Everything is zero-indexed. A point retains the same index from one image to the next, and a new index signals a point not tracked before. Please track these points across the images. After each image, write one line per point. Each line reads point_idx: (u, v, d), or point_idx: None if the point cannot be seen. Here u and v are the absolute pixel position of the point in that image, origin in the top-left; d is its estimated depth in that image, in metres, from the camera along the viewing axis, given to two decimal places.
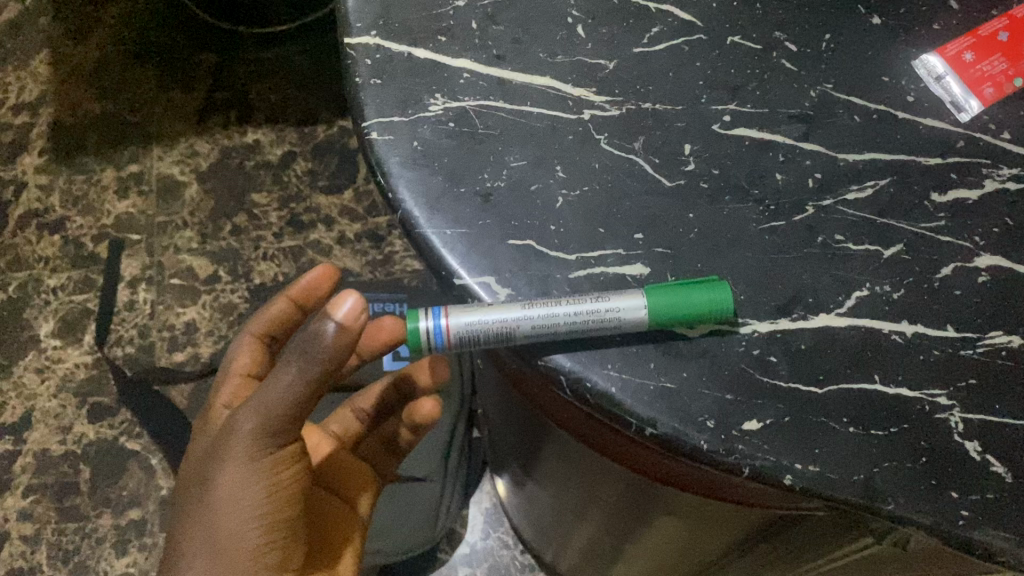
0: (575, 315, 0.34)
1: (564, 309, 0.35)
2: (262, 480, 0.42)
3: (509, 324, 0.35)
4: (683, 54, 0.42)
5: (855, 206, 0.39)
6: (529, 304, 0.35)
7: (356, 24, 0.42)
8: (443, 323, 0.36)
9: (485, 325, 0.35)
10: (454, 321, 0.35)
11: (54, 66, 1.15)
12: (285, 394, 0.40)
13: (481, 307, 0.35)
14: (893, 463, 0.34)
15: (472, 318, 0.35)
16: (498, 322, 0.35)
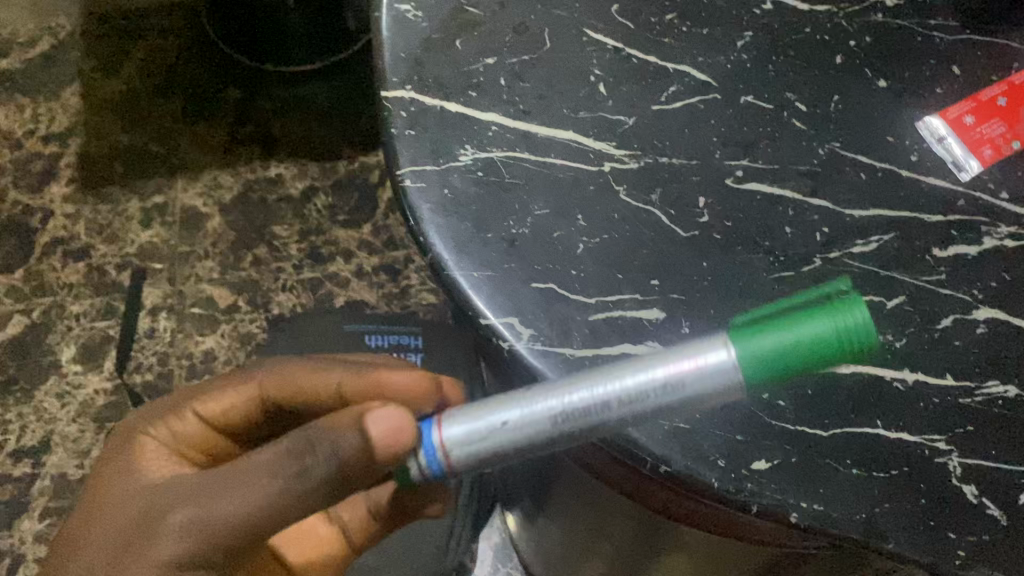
0: (601, 394, 0.32)
1: (585, 388, 0.32)
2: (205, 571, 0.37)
3: (515, 423, 0.32)
4: (698, 112, 0.44)
5: (860, 259, 0.41)
6: (529, 401, 0.32)
7: (392, 78, 0.45)
8: (431, 433, 0.34)
9: (483, 433, 0.33)
10: (444, 431, 0.33)
11: (84, 99, 1.19)
12: (262, 488, 0.35)
13: (472, 416, 0.33)
14: (894, 504, 0.36)
15: (464, 428, 0.33)
16: (500, 426, 0.33)
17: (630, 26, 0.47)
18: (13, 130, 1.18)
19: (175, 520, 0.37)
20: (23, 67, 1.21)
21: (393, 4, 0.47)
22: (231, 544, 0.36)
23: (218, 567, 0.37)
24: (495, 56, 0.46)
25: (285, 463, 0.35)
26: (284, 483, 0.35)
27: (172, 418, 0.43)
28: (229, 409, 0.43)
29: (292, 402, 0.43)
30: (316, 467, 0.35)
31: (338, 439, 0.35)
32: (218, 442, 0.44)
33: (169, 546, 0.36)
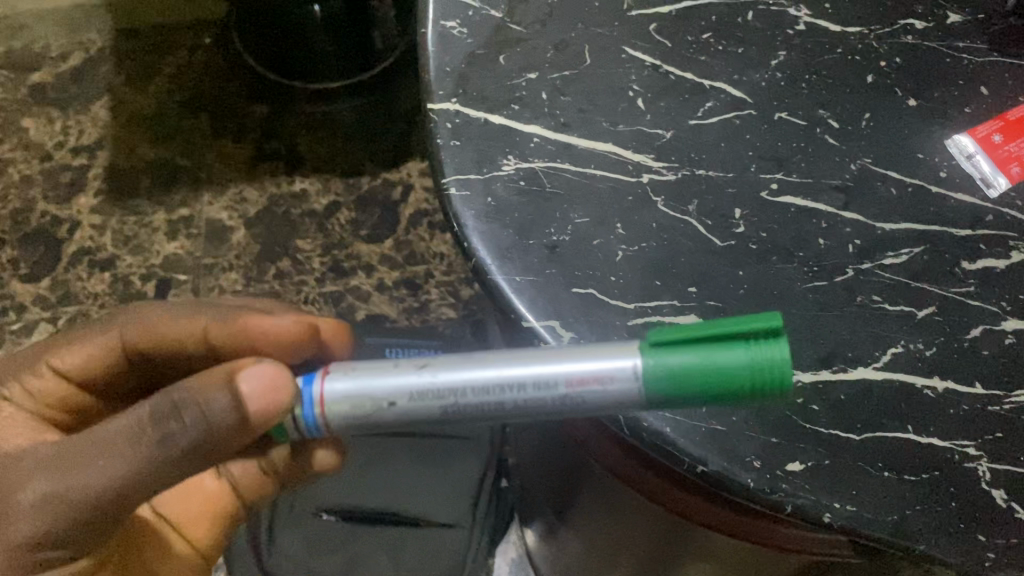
0: (492, 389, 0.33)
1: (480, 383, 0.33)
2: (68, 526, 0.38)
3: (397, 398, 0.34)
4: (734, 127, 0.46)
5: (891, 270, 0.42)
6: (424, 372, 0.34)
7: (438, 91, 0.47)
8: (313, 387, 0.35)
9: (365, 391, 0.34)
10: (328, 387, 0.35)
11: (114, 112, 1.22)
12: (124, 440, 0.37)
13: (364, 373, 0.35)
14: (925, 506, 0.37)
15: (347, 392, 0.35)
16: (383, 398, 0.34)
17: (668, 44, 0.48)
18: (44, 142, 1.20)
19: (26, 495, 0.38)
20: (55, 81, 1.24)
21: (438, 21, 0.49)
22: (88, 516, 0.38)
23: (76, 539, 0.39)
24: (536, 71, 0.48)
25: (135, 431, 0.37)
26: (139, 451, 0.37)
27: (30, 376, 0.48)
28: (92, 360, 0.48)
29: (156, 350, 0.48)
30: (174, 432, 0.36)
31: (201, 402, 0.36)
32: (77, 396, 0.49)
33: (20, 521, 0.38)
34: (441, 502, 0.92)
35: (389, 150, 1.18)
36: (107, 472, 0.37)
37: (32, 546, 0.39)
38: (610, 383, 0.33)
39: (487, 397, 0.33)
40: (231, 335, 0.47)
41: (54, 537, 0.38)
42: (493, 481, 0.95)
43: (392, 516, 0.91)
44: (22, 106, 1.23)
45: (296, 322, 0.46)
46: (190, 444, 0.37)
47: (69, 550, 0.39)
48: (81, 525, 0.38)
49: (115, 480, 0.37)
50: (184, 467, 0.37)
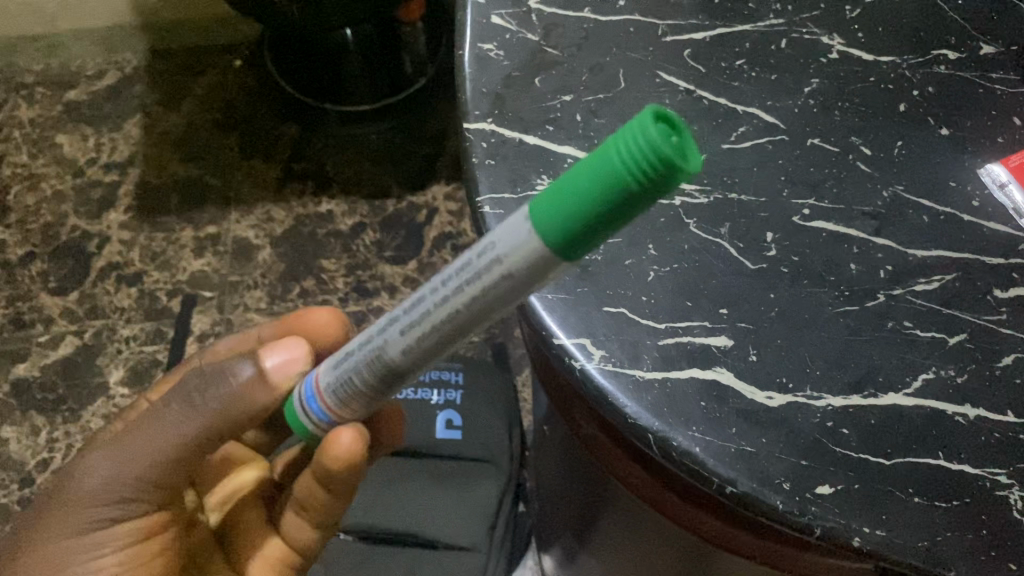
0: (413, 310, 0.35)
1: (405, 308, 0.35)
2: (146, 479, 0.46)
3: (362, 352, 0.38)
4: (766, 152, 0.46)
5: (922, 297, 0.42)
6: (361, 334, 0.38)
7: (474, 112, 0.48)
8: (312, 380, 0.42)
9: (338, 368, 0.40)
10: (322, 371, 0.41)
11: (146, 130, 1.24)
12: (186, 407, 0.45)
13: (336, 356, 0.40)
14: (955, 533, 0.37)
15: (334, 363, 0.40)
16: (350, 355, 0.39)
17: (702, 69, 0.49)
18: (77, 158, 1.22)
19: (91, 461, 0.46)
20: (90, 99, 1.26)
21: (475, 43, 0.50)
22: (148, 472, 0.46)
23: (134, 494, 0.46)
24: (571, 94, 0.48)
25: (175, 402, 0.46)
26: (179, 415, 0.45)
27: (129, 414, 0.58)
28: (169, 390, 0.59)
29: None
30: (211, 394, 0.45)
31: (230, 371, 0.46)
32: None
33: (90, 480, 0.46)
34: (460, 523, 0.91)
35: (416, 173, 1.19)
36: (159, 434, 0.45)
37: (98, 500, 0.46)
38: (497, 260, 0.30)
39: (412, 317, 0.35)
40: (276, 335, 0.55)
41: (115, 492, 0.46)
42: (511, 506, 0.95)
43: (410, 538, 0.91)
44: (57, 123, 1.25)
45: (328, 317, 0.52)
46: (223, 403, 0.45)
47: (129, 503, 0.46)
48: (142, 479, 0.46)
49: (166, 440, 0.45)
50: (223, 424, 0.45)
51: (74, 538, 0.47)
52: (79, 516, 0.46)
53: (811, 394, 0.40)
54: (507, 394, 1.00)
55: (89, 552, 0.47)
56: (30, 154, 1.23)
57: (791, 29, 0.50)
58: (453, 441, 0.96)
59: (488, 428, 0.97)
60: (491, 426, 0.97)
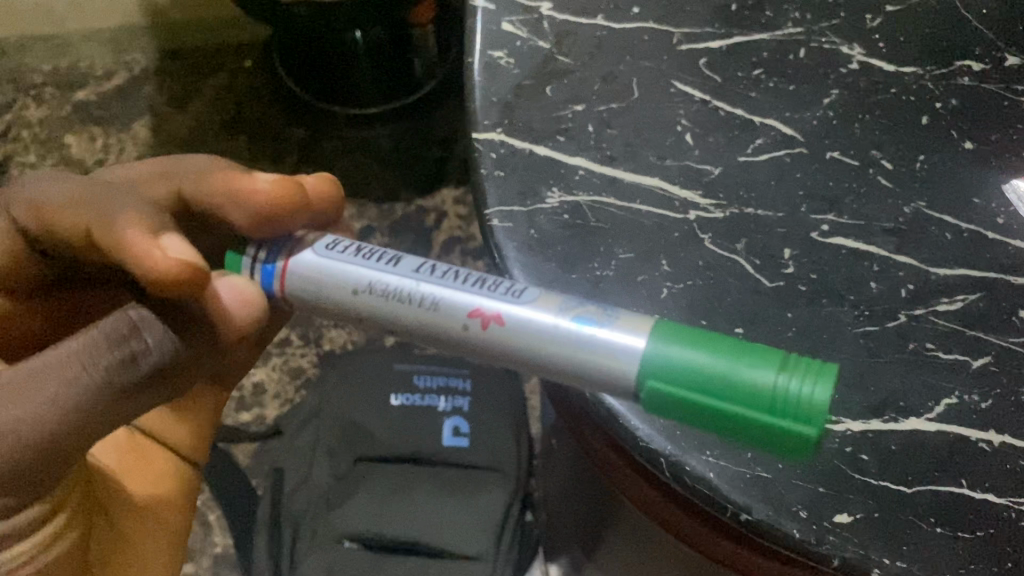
0: (442, 313, 0.35)
1: (439, 309, 0.35)
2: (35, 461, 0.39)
3: (359, 294, 0.37)
4: (785, 165, 0.45)
5: (945, 317, 0.41)
6: (373, 281, 0.37)
7: (483, 121, 0.47)
8: (281, 265, 0.39)
9: (319, 283, 0.38)
10: (304, 261, 0.38)
11: (154, 131, 1.23)
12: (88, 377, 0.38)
13: (326, 268, 0.38)
14: (979, 566, 0.36)
15: (322, 271, 0.38)
16: (345, 294, 0.37)
17: (718, 79, 0.48)
18: (85, 159, 1.21)
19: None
20: (98, 99, 1.25)
21: (485, 50, 0.49)
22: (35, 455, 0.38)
23: (20, 487, 0.40)
24: (583, 103, 0.47)
25: (63, 364, 0.38)
26: (70, 391, 0.37)
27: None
28: None
29: (46, 233, 0.42)
30: (132, 366, 0.38)
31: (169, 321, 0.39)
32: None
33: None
34: (467, 532, 0.90)
35: (424, 177, 1.18)
36: (36, 408, 0.37)
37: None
38: (568, 349, 0.34)
39: (434, 322, 0.36)
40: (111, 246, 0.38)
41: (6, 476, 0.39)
42: (519, 516, 0.93)
43: (415, 545, 0.89)
44: (65, 123, 1.24)
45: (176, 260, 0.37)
46: (141, 378, 0.39)
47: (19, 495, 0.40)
48: (26, 469, 0.39)
49: (48, 419, 0.38)
50: (122, 403, 0.39)
51: None
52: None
53: (829, 418, 0.38)
54: (515, 402, 0.99)
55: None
56: (38, 154, 1.22)
57: (811, 38, 0.49)
58: (459, 449, 0.94)
59: (494, 436, 0.96)
60: (498, 434, 0.96)
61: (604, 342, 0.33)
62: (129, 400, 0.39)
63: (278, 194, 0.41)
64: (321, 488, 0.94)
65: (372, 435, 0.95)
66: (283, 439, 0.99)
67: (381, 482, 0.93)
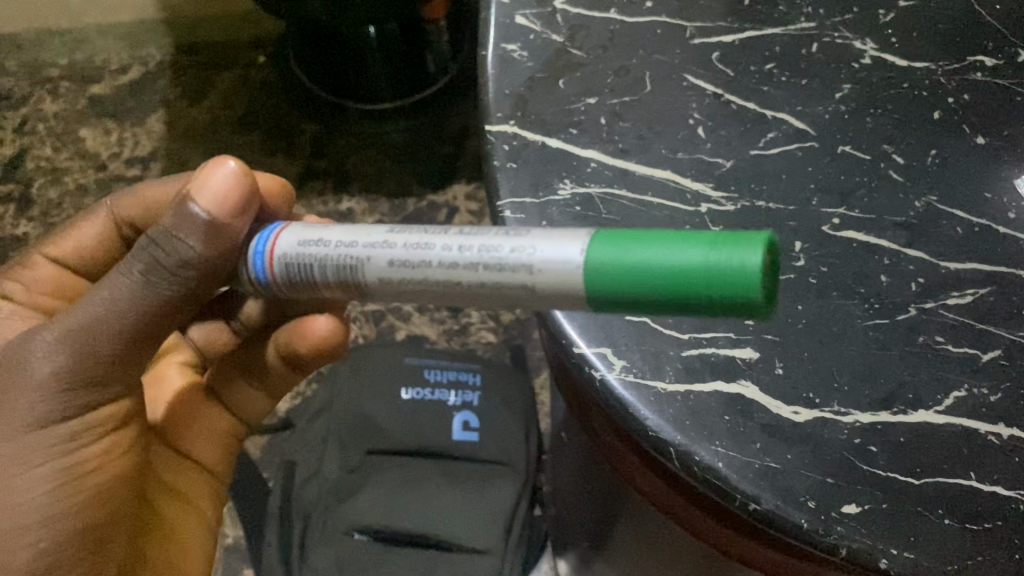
0: (402, 240, 0.36)
1: (408, 240, 0.36)
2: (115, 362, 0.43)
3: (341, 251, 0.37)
4: (796, 159, 0.45)
5: (955, 310, 0.41)
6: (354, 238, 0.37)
7: (496, 113, 0.47)
8: (271, 235, 0.40)
9: (303, 255, 0.39)
10: (286, 232, 0.40)
11: (169, 124, 1.23)
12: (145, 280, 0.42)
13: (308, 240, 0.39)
14: (986, 557, 0.36)
15: (300, 240, 0.39)
16: (319, 244, 0.38)
17: (730, 73, 0.48)
18: (100, 152, 1.22)
19: (40, 342, 0.42)
20: (113, 93, 1.26)
21: (498, 44, 0.49)
22: (113, 350, 0.43)
23: (93, 386, 0.44)
24: (596, 96, 0.47)
25: (121, 269, 0.42)
26: (132, 288, 0.42)
27: (24, 269, 0.53)
28: (85, 240, 0.54)
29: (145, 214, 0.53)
30: (163, 266, 0.42)
31: (187, 230, 0.41)
32: (73, 281, 0.54)
33: (41, 367, 0.42)
34: (475, 525, 0.90)
35: (436, 172, 1.18)
36: (108, 307, 0.42)
37: (63, 388, 0.43)
38: (532, 269, 0.33)
39: (408, 256, 0.36)
40: None
41: (85, 376, 0.43)
42: (528, 511, 0.94)
43: (425, 538, 0.90)
44: (80, 117, 1.24)
45: (273, 179, 0.51)
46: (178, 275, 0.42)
47: (93, 394, 0.44)
48: (100, 363, 0.43)
49: (122, 314, 0.42)
50: (180, 308, 0.43)
51: (38, 431, 0.43)
52: (41, 407, 0.43)
53: (839, 410, 0.38)
54: (525, 396, 0.99)
55: (45, 451, 0.44)
56: (54, 148, 1.23)
57: (823, 33, 0.49)
58: (469, 442, 0.95)
59: (504, 430, 0.96)
60: (508, 428, 0.96)
61: (556, 250, 0.33)
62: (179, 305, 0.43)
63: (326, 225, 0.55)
64: (331, 480, 0.94)
65: (382, 427, 0.96)
66: (294, 431, 0.99)
67: (391, 475, 0.93)
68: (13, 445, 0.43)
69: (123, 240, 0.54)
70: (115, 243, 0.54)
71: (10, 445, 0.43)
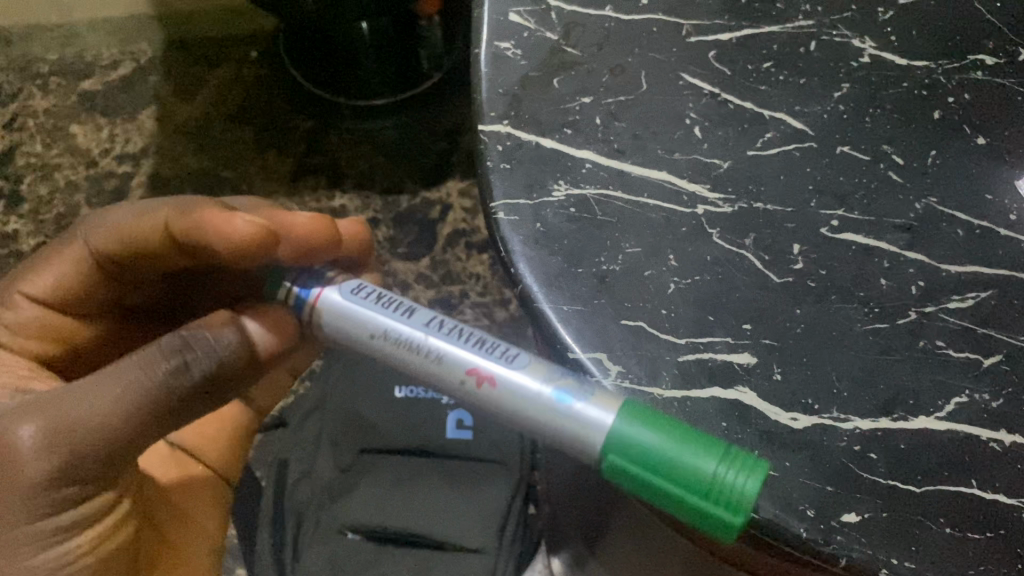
0: (439, 367, 0.38)
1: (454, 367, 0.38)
2: (107, 455, 0.42)
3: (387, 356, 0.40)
4: (795, 160, 0.44)
5: (956, 315, 0.40)
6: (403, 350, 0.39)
7: (489, 113, 0.46)
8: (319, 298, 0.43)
9: (347, 336, 0.41)
10: (335, 297, 0.42)
11: (160, 121, 1.22)
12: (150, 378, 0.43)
13: (353, 326, 0.41)
14: (989, 567, 0.35)
15: (347, 325, 0.41)
16: (369, 336, 0.40)
17: (727, 72, 0.47)
18: (91, 149, 1.21)
19: (24, 441, 0.41)
20: (104, 90, 1.25)
21: (491, 42, 0.48)
22: (105, 445, 0.42)
23: (87, 474, 0.43)
24: (591, 96, 0.46)
25: (121, 368, 0.43)
26: (135, 389, 0.42)
27: (8, 311, 0.52)
28: (63, 282, 0.53)
29: (122, 252, 0.51)
30: (186, 371, 0.43)
31: (212, 338, 0.45)
32: (55, 320, 0.54)
33: (27, 463, 0.41)
34: (469, 525, 0.90)
35: (429, 168, 1.17)
36: (103, 405, 0.41)
37: (55, 481, 0.42)
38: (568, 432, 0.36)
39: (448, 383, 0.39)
40: (194, 230, 0.47)
41: (77, 468, 0.42)
42: (521, 510, 0.93)
43: (417, 537, 0.89)
44: (70, 114, 1.23)
45: (248, 226, 0.46)
46: (197, 383, 0.44)
47: (83, 486, 0.43)
48: (93, 458, 0.42)
49: (115, 412, 0.42)
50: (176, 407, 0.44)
51: (29, 523, 0.43)
52: (24, 504, 0.42)
53: (838, 416, 0.38)
54: None
55: (34, 542, 0.43)
56: (44, 144, 1.21)
57: (822, 31, 0.48)
58: (462, 441, 0.94)
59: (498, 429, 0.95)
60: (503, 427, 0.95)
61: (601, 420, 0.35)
62: (184, 404, 0.44)
63: (314, 228, 0.48)
64: (324, 480, 0.94)
65: (375, 426, 0.95)
66: (286, 431, 0.98)
67: (385, 474, 0.93)
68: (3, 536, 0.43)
69: (100, 271, 0.53)
70: (96, 279, 0.53)
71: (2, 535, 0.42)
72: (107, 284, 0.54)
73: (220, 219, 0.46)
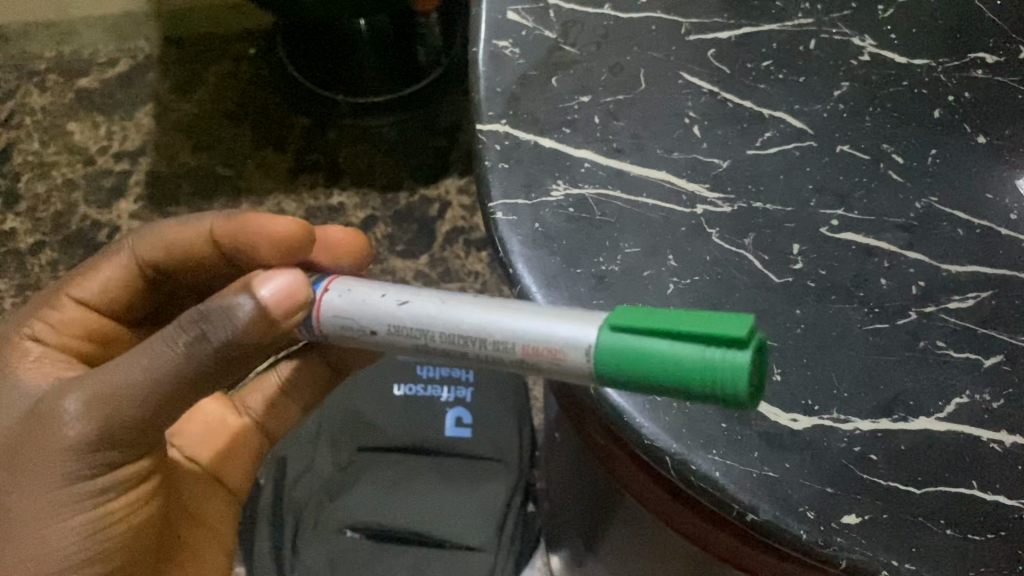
0: (450, 300, 0.37)
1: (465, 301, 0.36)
2: (137, 428, 0.43)
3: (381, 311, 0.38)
4: (794, 159, 0.44)
5: (957, 315, 0.40)
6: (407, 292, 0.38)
7: (487, 112, 0.46)
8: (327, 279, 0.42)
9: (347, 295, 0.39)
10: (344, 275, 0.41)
11: (157, 118, 1.22)
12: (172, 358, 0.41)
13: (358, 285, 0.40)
14: (990, 569, 0.35)
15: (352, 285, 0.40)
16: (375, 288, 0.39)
17: (726, 71, 0.47)
18: (88, 146, 1.20)
19: (68, 410, 0.43)
20: (101, 87, 1.24)
21: (490, 40, 0.48)
22: (135, 415, 0.42)
23: (120, 443, 0.43)
24: (589, 95, 0.46)
25: (151, 342, 0.42)
26: (160, 365, 0.41)
27: (51, 309, 0.51)
28: (107, 284, 0.52)
29: (168, 258, 0.52)
30: (203, 341, 0.41)
31: (228, 308, 0.41)
32: (96, 320, 0.53)
33: (67, 429, 0.43)
34: (468, 523, 0.89)
35: (428, 165, 1.17)
36: (131, 378, 0.42)
37: (91, 447, 0.43)
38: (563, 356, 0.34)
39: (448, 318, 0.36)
40: (239, 231, 0.48)
41: (110, 436, 0.43)
42: (520, 509, 0.93)
43: (416, 535, 0.89)
44: (68, 111, 1.23)
45: (294, 223, 0.46)
46: (218, 353, 0.41)
47: (118, 454, 0.44)
48: (124, 427, 0.43)
49: (146, 386, 0.42)
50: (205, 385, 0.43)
51: (65, 487, 0.44)
52: (61, 468, 0.43)
53: (837, 417, 0.38)
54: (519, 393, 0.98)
55: (71, 505, 0.44)
56: (41, 142, 1.21)
57: (821, 29, 0.48)
58: (461, 439, 0.94)
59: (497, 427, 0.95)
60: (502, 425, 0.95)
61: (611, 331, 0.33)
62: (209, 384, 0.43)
63: (348, 240, 0.51)
64: (323, 478, 0.93)
65: (373, 425, 0.95)
66: None
67: (384, 472, 0.93)
68: (37, 497, 0.44)
69: (145, 279, 0.53)
70: (139, 284, 0.53)
71: (39, 497, 0.44)
72: (150, 291, 0.54)
73: (265, 219, 0.48)
